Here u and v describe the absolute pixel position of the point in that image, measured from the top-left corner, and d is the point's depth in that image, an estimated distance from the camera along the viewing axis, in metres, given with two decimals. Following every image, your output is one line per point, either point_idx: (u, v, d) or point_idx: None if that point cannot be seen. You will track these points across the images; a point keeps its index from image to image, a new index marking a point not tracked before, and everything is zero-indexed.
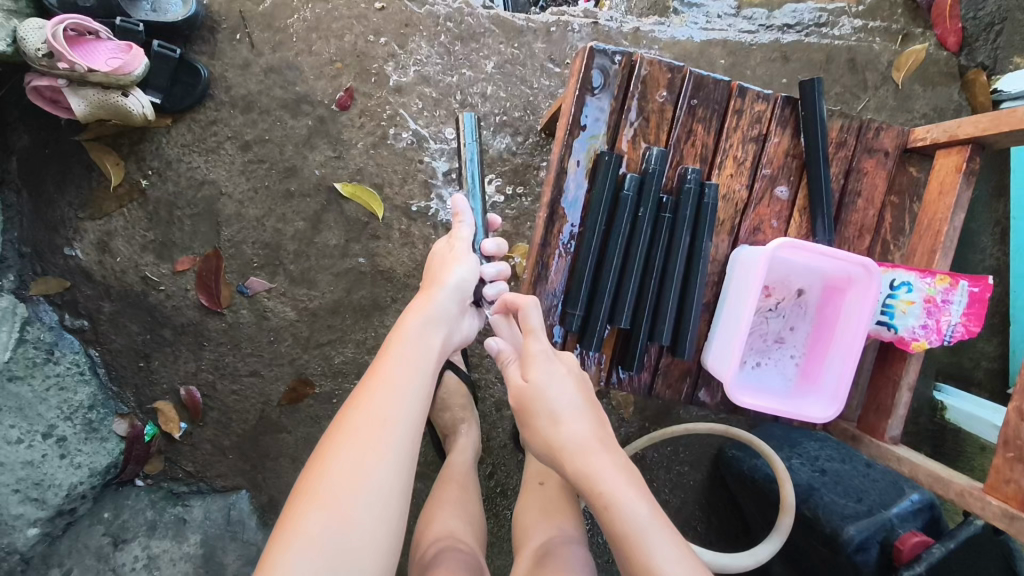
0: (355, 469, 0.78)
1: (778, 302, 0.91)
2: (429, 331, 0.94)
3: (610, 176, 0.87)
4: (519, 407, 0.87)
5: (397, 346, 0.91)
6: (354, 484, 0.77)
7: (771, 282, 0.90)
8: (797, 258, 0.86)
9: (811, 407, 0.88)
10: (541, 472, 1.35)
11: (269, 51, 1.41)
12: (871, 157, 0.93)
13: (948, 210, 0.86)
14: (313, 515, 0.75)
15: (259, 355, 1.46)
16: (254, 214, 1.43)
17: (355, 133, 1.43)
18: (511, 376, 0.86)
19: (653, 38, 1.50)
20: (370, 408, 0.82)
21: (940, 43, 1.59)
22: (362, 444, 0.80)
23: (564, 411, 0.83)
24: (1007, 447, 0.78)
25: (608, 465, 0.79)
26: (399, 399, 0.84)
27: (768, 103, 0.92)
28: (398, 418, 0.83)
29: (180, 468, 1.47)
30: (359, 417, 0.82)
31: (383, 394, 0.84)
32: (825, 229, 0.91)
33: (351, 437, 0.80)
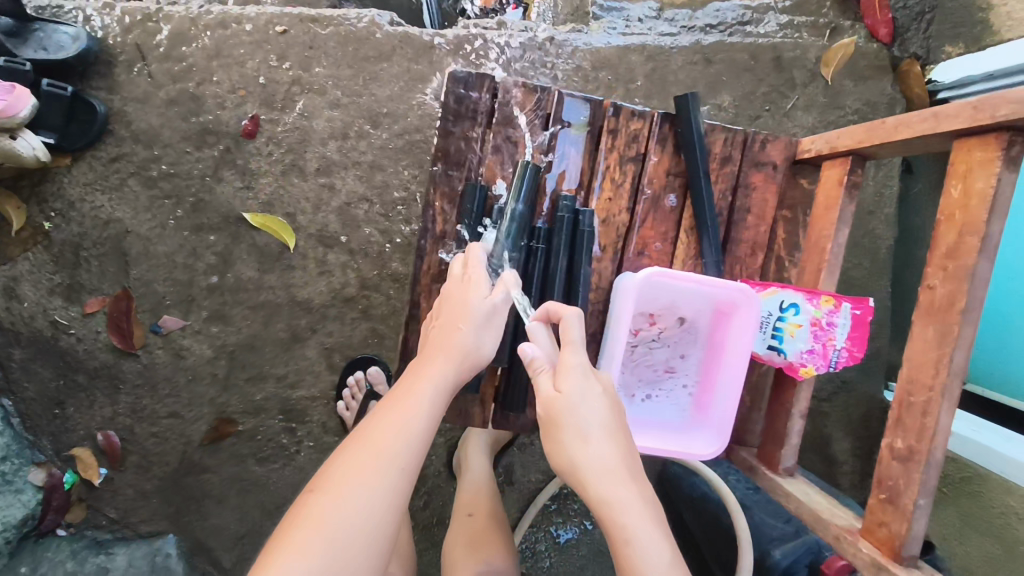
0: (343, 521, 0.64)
1: (663, 331, 0.85)
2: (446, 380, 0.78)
3: (478, 207, 0.84)
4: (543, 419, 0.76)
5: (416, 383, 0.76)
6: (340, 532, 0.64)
7: (654, 309, 0.84)
8: (677, 285, 0.81)
9: (698, 444, 0.84)
10: (471, 503, 1.29)
11: (169, 82, 1.35)
12: (759, 171, 0.88)
13: (831, 226, 0.80)
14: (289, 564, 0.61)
15: (178, 396, 1.42)
16: (163, 251, 1.38)
17: (262, 162, 1.38)
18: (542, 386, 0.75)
19: (569, 48, 1.43)
20: (368, 451, 0.69)
21: (872, 34, 1.53)
22: (349, 489, 0.66)
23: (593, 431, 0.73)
24: (879, 489, 0.73)
25: (628, 503, 0.70)
26: (405, 442, 0.71)
27: (645, 120, 0.86)
28: (398, 468, 0.69)
29: (104, 515, 1.44)
30: (351, 467, 0.68)
31: (386, 441, 0.70)
32: (711, 251, 0.86)
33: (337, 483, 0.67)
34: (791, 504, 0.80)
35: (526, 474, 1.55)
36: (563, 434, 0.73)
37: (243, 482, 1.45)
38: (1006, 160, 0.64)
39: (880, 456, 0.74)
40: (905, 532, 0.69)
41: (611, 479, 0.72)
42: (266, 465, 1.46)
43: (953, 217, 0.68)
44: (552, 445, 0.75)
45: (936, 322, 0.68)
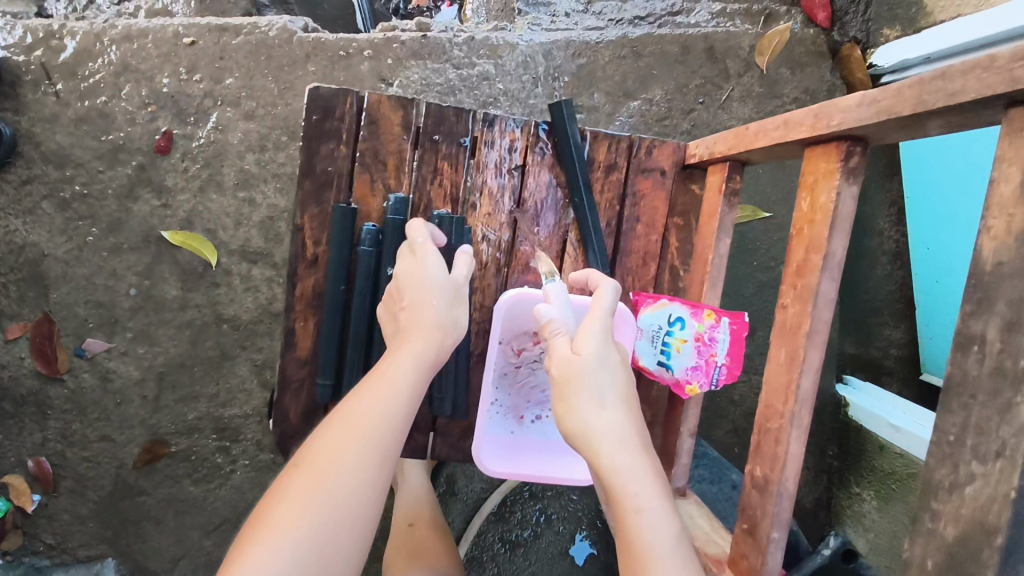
0: (320, 500, 0.60)
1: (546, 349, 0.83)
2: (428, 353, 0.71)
3: (345, 230, 0.79)
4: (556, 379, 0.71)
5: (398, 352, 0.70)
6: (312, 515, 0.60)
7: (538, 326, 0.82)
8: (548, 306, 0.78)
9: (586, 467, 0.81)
10: (412, 514, 1.28)
11: (77, 100, 1.32)
12: (646, 177, 0.84)
13: (712, 235, 0.77)
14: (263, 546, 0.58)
15: (108, 419, 1.40)
16: (83, 273, 1.36)
17: (178, 178, 1.35)
18: (559, 346, 0.71)
19: (492, 47, 1.40)
20: (346, 426, 0.65)
21: (810, 18, 1.49)
22: (327, 466, 0.62)
23: (605, 396, 0.70)
24: (742, 519, 0.74)
25: (642, 470, 0.67)
26: (385, 416, 0.65)
27: (521, 131, 0.83)
28: (383, 444, 0.65)
29: (41, 541, 1.42)
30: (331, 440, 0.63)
31: (362, 417, 0.65)
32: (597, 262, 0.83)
33: (316, 459, 0.63)
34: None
35: (470, 484, 1.53)
36: (576, 397, 0.69)
37: (180, 503, 1.43)
38: (844, 173, 0.65)
39: (744, 485, 0.75)
40: (761, 565, 0.71)
41: (622, 447, 0.68)
42: (202, 485, 1.44)
43: (803, 230, 0.70)
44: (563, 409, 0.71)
45: (788, 345, 0.70)
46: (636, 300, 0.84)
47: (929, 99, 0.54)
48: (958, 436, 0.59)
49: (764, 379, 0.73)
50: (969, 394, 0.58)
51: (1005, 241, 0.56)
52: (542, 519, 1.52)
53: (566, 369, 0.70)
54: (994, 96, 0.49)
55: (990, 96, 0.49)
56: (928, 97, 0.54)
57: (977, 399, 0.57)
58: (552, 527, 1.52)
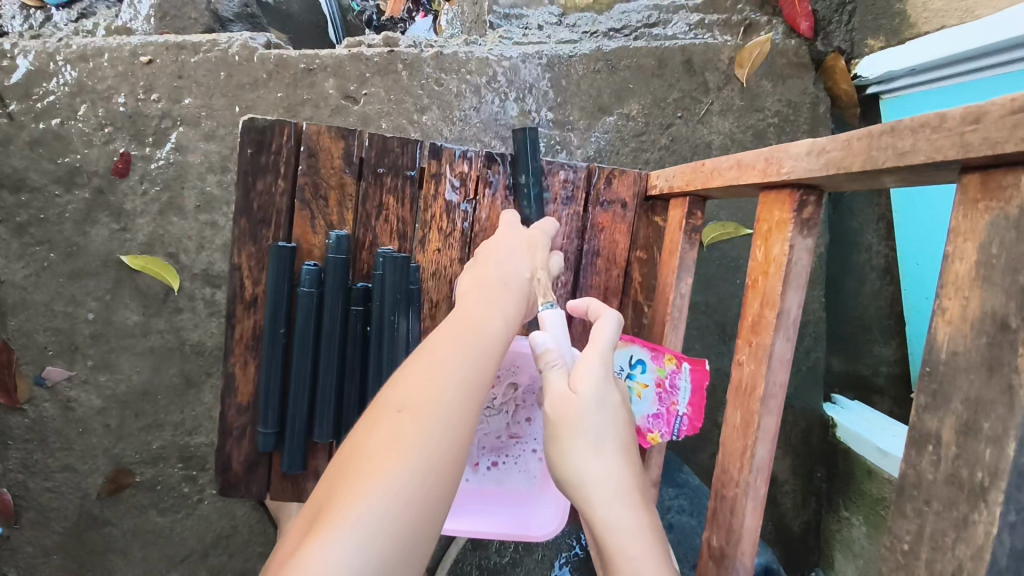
0: (419, 443, 0.52)
1: (500, 397, 0.86)
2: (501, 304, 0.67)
3: (284, 270, 0.74)
4: (553, 417, 0.64)
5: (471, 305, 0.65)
6: (400, 460, 0.50)
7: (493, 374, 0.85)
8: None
9: (540, 518, 0.86)
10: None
11: (31, 122, 1.27)
12: (605, 209, 0.80)
13: (672, 275, 0.73)
14: (363, 491, 0.47)
15: (70, 448, 1.36)
16: (41, 300, 1.32)
17: (138, 200, 1.31)
18: (560, 382, 0.64)
19: (462, 61, 1.35)
20: (434, 367, 0.57)
21: (793, 28, 1.43)
22: (417, 406, 0.54)
23: (603, 441, 0.63)
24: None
25: (638, 524, 0.61)
26: (471, 363, 0.59)
27: (472, 163, 0.78)
28: (475, 386, 0.58)
29: (4, 574, 1.38)
30: (419, 380, 0.56)
31: (454, 359, 0.59)
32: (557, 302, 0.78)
33: (409, 398, 0.54)
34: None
35: None
36: (578, 441, 0.63)
37: (146, 535, 1.39)
38: (797, 224, 0.62)
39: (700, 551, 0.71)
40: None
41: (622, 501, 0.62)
42: (168, 516, 1.39)
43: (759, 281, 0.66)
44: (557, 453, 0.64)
45: (742, 409, 0.66)
46: None
47: (878, 156, 0.52)
48: (911, 545, 0.56)
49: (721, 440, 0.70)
50: (922, 499, 0.55)
51: (958, 326, 0.52)
52: (521, 547, 1.48)
53: (566, 407, 0.63)
54: (944, 161, 0.47)
55: (939, 160, 0.47)
56: (877, 152, 0.52)
57: (929, 507, 0.54)
58: (532, 556, 1.48)
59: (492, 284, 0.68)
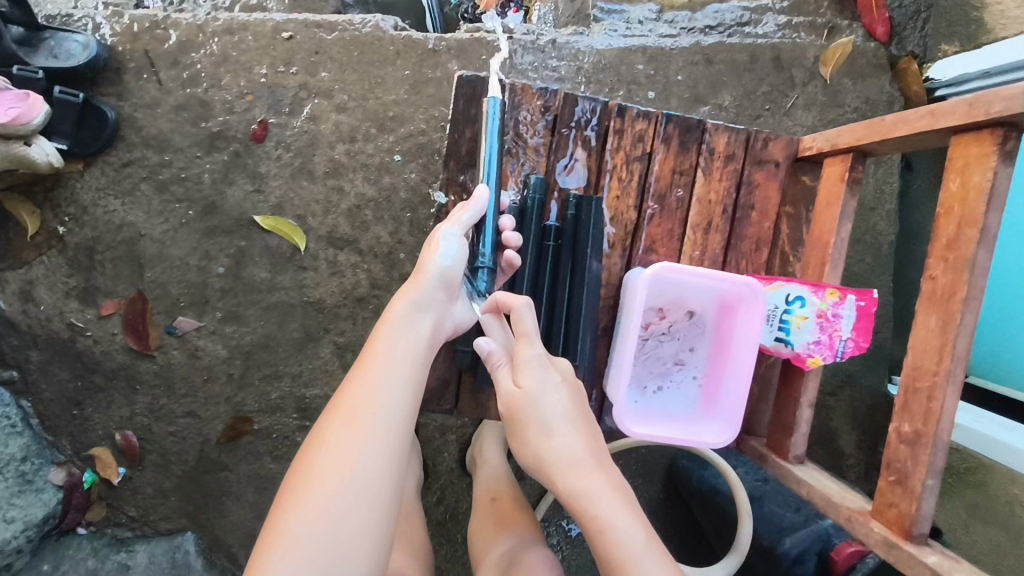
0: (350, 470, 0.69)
1: (672, 324, 0.89)
2: (416, 322, 0.80)
3: (489, 206, 0.87)
4: (507, 416, 0.81)
5: (386, 333, 0.79)
6: (338, 486, 0.68)
7: (664, 304, 0.89)
8: (687, 277, 0.83)
9: (708, 433, 0.85)
10: (493, 490, 1.34)
11: (178, 88, 1.37)
12: (761, 168, 0.91)
13: (834, 221, 0.83)
14: (301, 511, 0.67)
15: (194, 395, 1.46)
16: (177, 254, 1.41)
17: (272, 164, 1.40)
18: (504, 382, 0.80)
19: (572, 50, 1.46)
20: (358, 401, 0.73)
21: (869, 33, 1.56)
22: (349, 432, 0.71)
23: (556, 421, 0.79)
24: (887, 471, 0.76)
25: (600, 480, 0.76)
26: (386, 389, 0.75)
27: (649, 121, 0.89)
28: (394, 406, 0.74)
29: (124, 512, 1.47)
30: (348, 415, 0.72)
31: (374, 385, 0.74)
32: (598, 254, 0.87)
33: (341, 429, 0.71)
34: (803, 490, 0.84)
35: None
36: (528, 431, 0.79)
37: (261, 480, 1.48)
38: (1001, 155, 0.68)
39: (889, 440, 0.77)
40: (914, 513, 0.72)
41: (578, 469, 0.77)
42: (281, 463, 1.48)
43: (953, 208, 0.74)
44: (521, 442, 0.81)
45: (940, 312, 0.72)
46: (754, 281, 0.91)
47: None
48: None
49: (908, 343, 0.76)
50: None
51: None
52: None
53: (511, 404, 0.80)
54: None
55: None
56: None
57: None
58: None
59: (408, 311, 0.80)
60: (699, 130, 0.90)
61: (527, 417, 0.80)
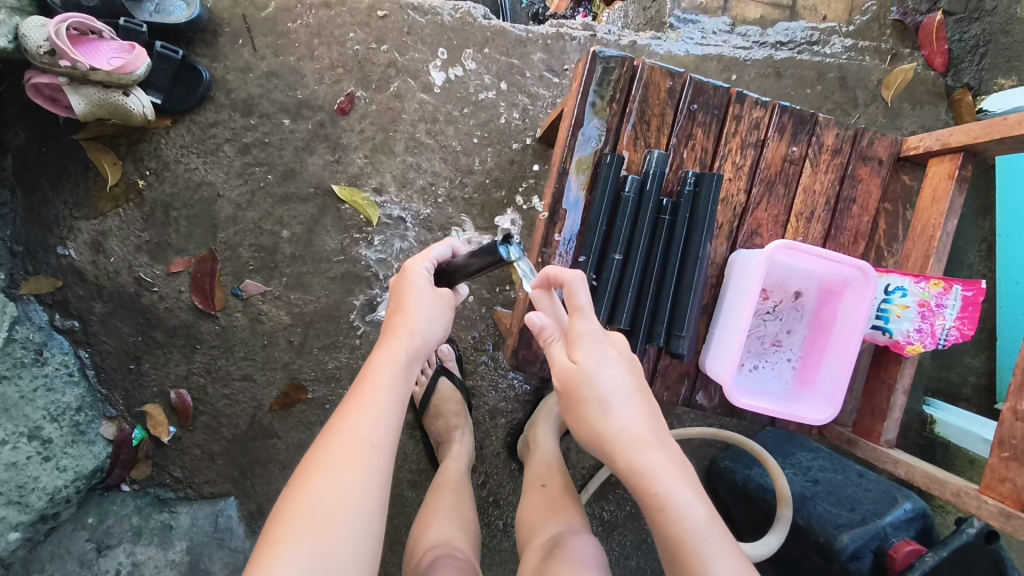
0: (342, 499, 0.76)
1: (776, 304, 0.94)
2: (410, 363, 0.91)
3: (612, 176, 0.88)
4: (564, 389, 0.80)
5: (382, 363, 0.88)
6: (337, 512, 0.75)
7: (769, 285, 0.93)
8: (801, 260, 0.89)
9: (809, 410, 0.89)
10: (544, 475, 1.26)
11: (271, 55, 1.41)
12: (865, 164, 0.95)
13: (941, 215, 0.89)
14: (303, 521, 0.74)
15: (252, 359, 1.45)
16: (252, 217, 1.43)
17: (353, 137, 1.44)
18: (558, 355, 0.80)
19: (650, 52, 1.53)
20: (359, 432, 0.81)
21: (928, 63, 1.64)
22: (347, 463, 0.78)
23: (615, 397, 0.78)
24: (1002, 448, 0.86)
25: (661, 457, 0.75)
26: (378, 421, 0.82)
27: (766, 110, 0.93)
28: (384, 439, 0.82)
29: (168, 473, 1.45)
30: (350, 447, 0.79)
31: (369, 417, 0.82)
32: (708, 235, 0.90)
33: (338, 459, 0.78)
34: (902, 469, 0.95)
35: (581, 460, 1.58)
36: (586, 407, 0.78)
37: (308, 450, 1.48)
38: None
39: (1003, 417, 0.87)
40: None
41: (637, 446, 0.76)
42: None
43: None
44: (579, 417, 0.80)
45: None
46: None
47: None
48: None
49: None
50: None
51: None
52: None
53: (568, 378, 0.80)
54: None
55: None
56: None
57: None
58: None
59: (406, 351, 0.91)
60: (811, 123, 0.94)
61: (585, 392, 0.79)
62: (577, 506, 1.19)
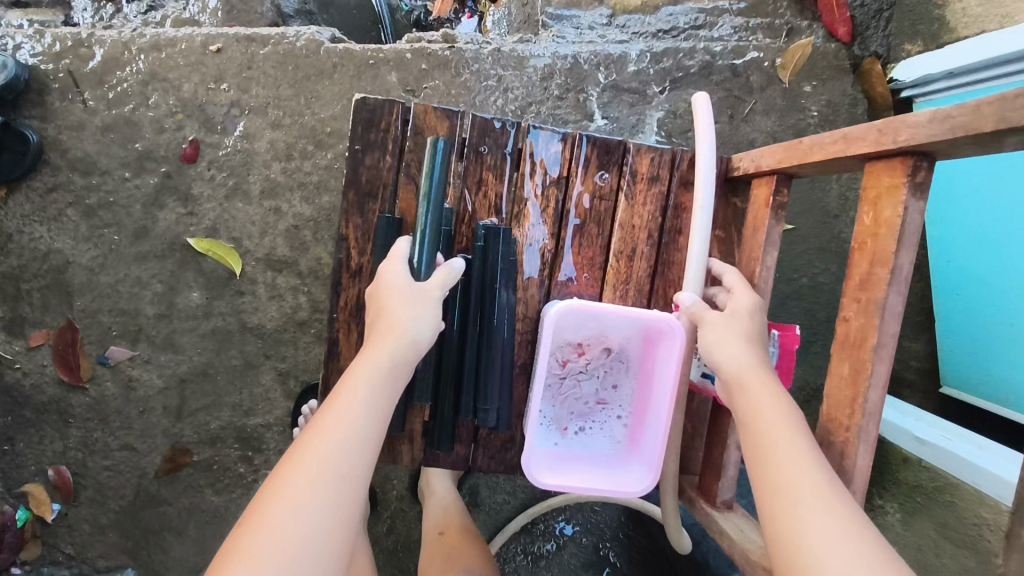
0: (299, 524, 0.63)
1: (590, 361, 0.92)
2: (393, 373, 0.76)
3: (392, 237, 0.83)
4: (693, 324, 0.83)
5: (355, 377, 0.74)
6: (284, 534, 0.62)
7: (585, 340, 0.91)
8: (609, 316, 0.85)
9: (626, 480, 0.88)
10: (441, 522, 1.26)
11: (105, 109, 1.32)
12: (689, 190, 0.91)
13: (760, 249, 0.85)
14: (254, 539, 0.62)
15: (129, 428, 1.40)
16: (108, 281, 1.35)
17: (204, 186, 1.35)
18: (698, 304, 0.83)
19: (518, 57, 1.40)
20: (309, 448, 0.68)
21: (831, 33, 1.49)
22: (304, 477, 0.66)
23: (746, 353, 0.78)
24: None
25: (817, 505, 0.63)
26: (339, 442, 0.69)
27: (566, 144, 0.88)
28: (354, 456, 0.69)
29: (60, 551, 1.41)
30: (307, 462, 0.67)
31: (325, 440, 0.69)
32: (507, 290, 0.83)
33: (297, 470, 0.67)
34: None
35: (493, 495, 1.51)
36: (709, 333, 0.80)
37: (201, 513, 1.42)
38: (911, 187, 0.68)
39: None
40: None
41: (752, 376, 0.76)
42: (224, 495, 1.42)
43: (866, 244, 0.73)
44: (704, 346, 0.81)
45: (852, 359, 0.72)
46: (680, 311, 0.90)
47: (1012, 117, 0.56)
48: None
49: (825, 392, 0.76)
50: None
51: None
52: (565, 530, 1.52)
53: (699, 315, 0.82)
54: None
55: None
56: (1009, 114, 0.57)
57: None
58: (575, 540, 1.52)
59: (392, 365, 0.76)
60: (617, 152, 0.89)
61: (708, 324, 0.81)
62: (478, 551, 1.20)
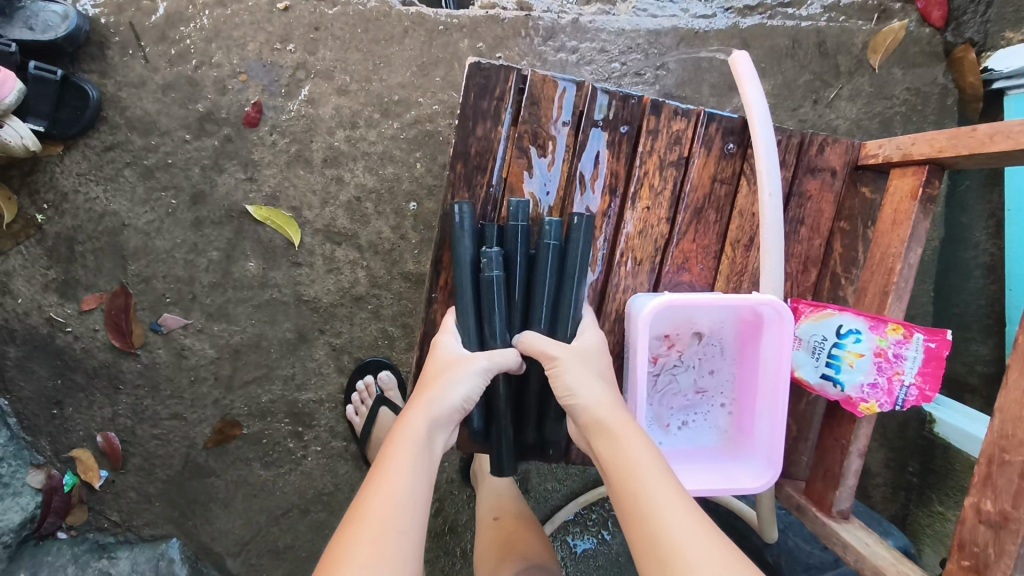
0: None
1: (682, 352, 0.88)
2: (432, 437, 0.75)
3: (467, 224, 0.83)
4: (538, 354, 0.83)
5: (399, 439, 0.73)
6: None
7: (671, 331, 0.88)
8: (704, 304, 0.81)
9: (745, 475, 0.85)
10: (497, 507, 1.22)
11: (166, 65, 1.26)
12: (815, 177, 0.92)
13: (902, 243, 0.83)
14: None
15: (180, 397, 1.36)
16: (163, 246, 1.31)
17: (265, 151, 1.29)
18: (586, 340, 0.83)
19: (596, 30, 1.33)
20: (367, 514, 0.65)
21: (923, 17, 1.40)
22: (369, 550, 0.62)
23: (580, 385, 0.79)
24: (961, 554, 0.74)
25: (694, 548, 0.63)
26: (401, 503, 0.67)
27: (688, 120, 0.88)
28: (413, 511, 0.67)
29: (105, 517, 1.38)
30: (365, 525, 0.64)
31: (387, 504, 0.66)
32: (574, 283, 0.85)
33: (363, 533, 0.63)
34: (850, 555, 0.80)
35: (544, 482, 1.48)
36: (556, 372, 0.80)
37: (249, 486, 1.39)
38: None
39: (966, 516, 0.74)
40: None
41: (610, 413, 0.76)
42: (273, 469, 1.40)
43: None
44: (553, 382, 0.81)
45: None
46: (796, 307, 0.90)
47: None
48: None
49: (996, 406, 0.73)
50: None
51: None
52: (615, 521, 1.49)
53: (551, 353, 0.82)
54: None
55: None
56: None
57: None
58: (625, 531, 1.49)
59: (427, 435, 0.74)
60: (740, 132, 0.90)
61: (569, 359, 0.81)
62: (536, 538, 1.15)
